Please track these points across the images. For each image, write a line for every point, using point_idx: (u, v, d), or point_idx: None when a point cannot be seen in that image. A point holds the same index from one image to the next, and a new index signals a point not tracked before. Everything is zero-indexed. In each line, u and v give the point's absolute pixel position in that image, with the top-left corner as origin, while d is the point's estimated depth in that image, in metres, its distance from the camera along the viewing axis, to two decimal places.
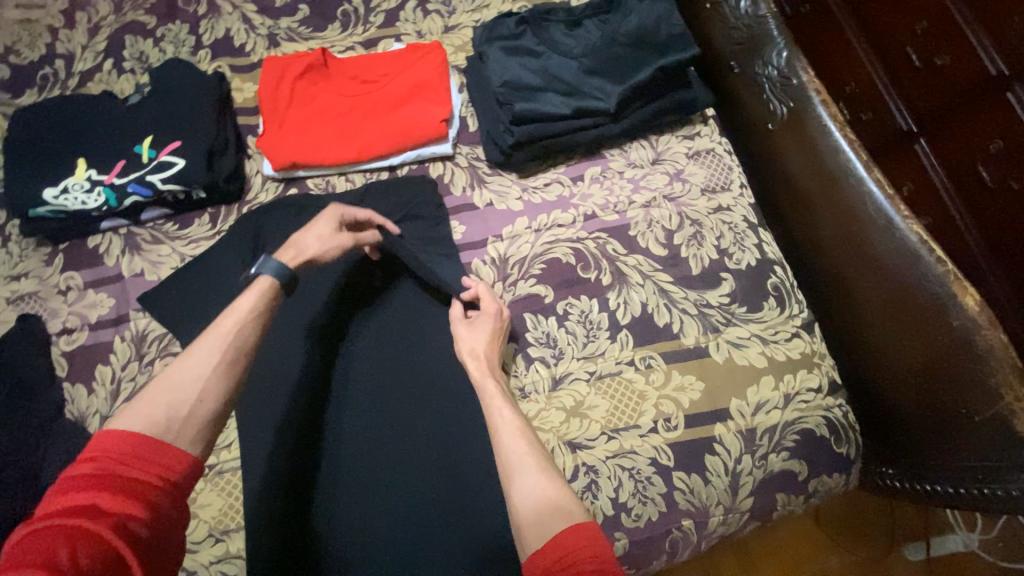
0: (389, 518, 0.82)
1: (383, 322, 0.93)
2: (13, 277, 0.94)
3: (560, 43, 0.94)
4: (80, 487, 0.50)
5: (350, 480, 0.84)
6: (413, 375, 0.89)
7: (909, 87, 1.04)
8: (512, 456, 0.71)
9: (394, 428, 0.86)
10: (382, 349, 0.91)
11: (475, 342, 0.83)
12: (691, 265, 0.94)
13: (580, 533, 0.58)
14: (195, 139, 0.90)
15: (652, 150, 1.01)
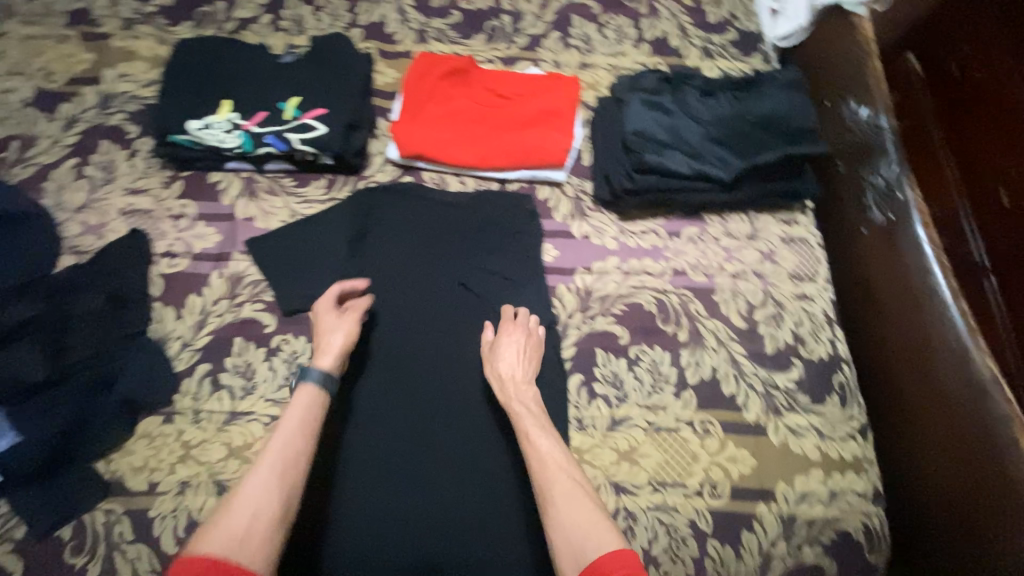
0: (408, 505, 0.83)
1: (428, 311, 0.94)
2: (130, 190, 0.98)
3: (692, 107, 1.00)
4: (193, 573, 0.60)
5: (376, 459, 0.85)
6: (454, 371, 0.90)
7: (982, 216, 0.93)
8: (544, 478, 0.76)
9: (425, 416, 0.87)
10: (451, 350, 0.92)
11: (508, 356, 0.87)
12: (766, 343, 0.97)
13: (618, 560, 0.65)
14: (339, 111, 0.96)
15: (750, 225, 1.05)
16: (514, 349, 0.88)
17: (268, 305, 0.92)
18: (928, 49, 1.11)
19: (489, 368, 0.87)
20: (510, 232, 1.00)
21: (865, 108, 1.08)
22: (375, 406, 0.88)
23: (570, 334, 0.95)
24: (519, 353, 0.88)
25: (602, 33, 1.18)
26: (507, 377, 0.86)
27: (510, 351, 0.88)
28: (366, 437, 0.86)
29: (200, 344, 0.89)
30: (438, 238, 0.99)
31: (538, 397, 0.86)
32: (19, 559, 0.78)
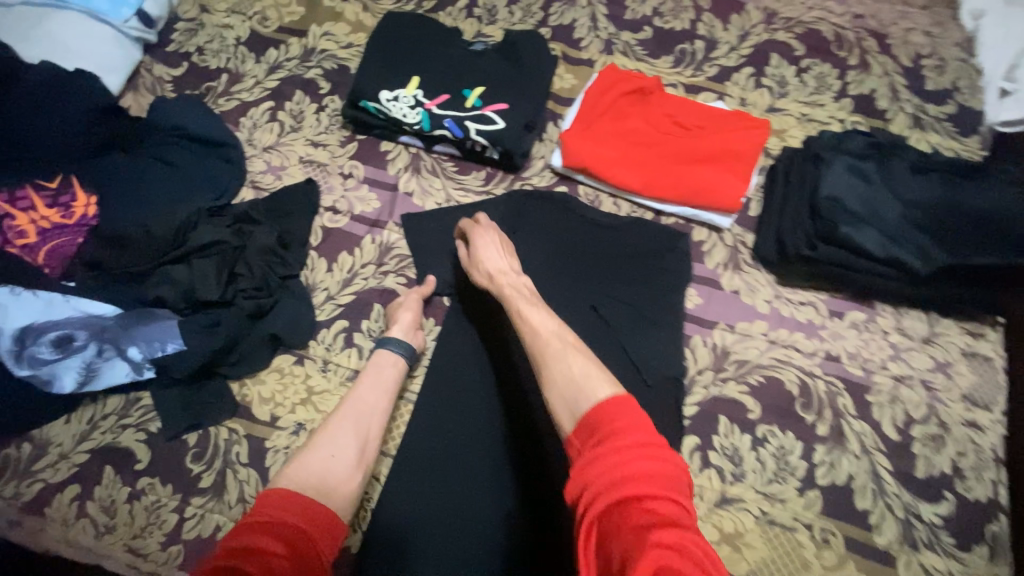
0: (488, 490, 0.82)
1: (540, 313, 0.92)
2: (312, 142, 1.05)
3: (898, 183, 0.88)
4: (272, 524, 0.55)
5: (462, 438, 0.85)
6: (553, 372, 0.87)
7: None
8: (535, 348, 0.68)
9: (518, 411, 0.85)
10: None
11: (487, 250, 0.84)
12: (917, 465, 0.85)
13: (609, 410, 0.55)
14: (519, 109, 0.96)
15: (928, 327, 0.92)
16: (499, 241, 0.86)
17: (408, 280, 0.94)
18: None
19: (478, 268, 0.83)
20: (657, 266, 0.95)
21: None
22: (472, 391, 0.87)
23: (696, 391, 0.89)
24: (498, 242, 0.85)
25: (801, 78, 1.08)
26: (491, 264, 0.82)
27: (489, 242, 0.85)
28: (455, 418, 0.86)
29: (342, 300, 0.93)
30: (582, 254, 0.95)
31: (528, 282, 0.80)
32: (147, 451, 0.86)
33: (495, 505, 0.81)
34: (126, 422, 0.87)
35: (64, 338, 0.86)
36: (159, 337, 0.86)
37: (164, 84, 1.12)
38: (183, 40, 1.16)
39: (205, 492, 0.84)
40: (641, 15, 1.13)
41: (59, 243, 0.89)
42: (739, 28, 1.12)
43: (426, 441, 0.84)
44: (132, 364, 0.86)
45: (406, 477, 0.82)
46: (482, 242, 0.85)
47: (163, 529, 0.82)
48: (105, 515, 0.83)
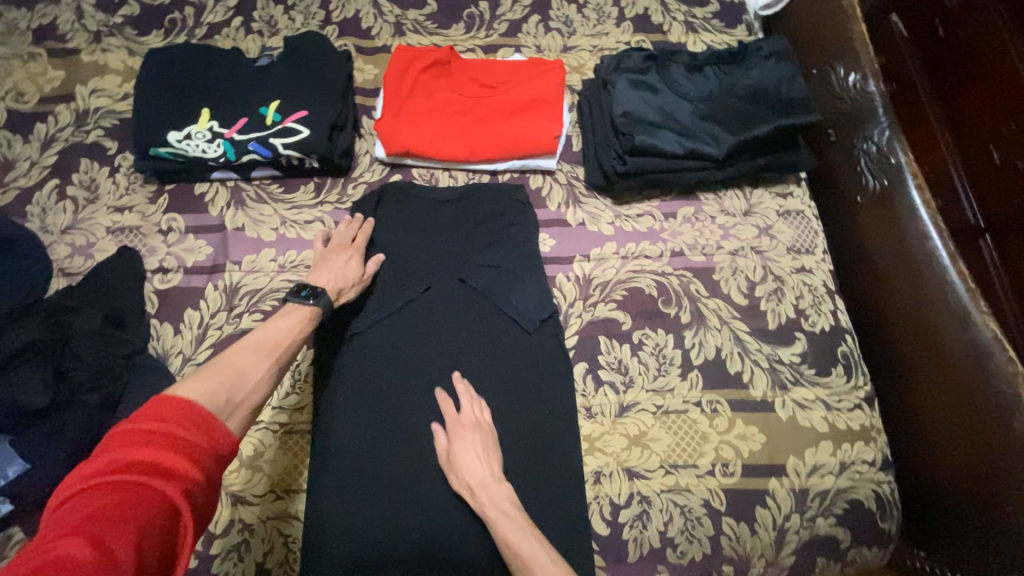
0: (420, 524, 0.81)
1: (428, 306, 0.92)
2: (117, 208, 0.96)
3: (680, 85, 0.98)
4: (132, 445, 0.51)
5: (386, 473, 0.83)
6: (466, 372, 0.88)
7: (984, 180, 0.96)
8: None
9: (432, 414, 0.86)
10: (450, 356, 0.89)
11: (469, 460, 0.80)
12: (768, 319, 0.96)
13: None
14: (321, 111, 0.93)
15: (745, 201, 1.03)
16: (478, 445, 0.81)
17: (266, 315, 0.91)
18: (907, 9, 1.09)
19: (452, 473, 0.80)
20: (506, 224, 0.98)
21: (854, 74, 1.07)
22: (388, 418, 0.85)
23: (573, 324, 0.95)
24: (479, 457, 0.80)
25: (583, 14, 1.15)
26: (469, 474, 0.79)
27: (467, 454, 0.80)
28: (378, 454, 0.83)
29: (202, 358, 0.88)
30: (437, 235, 0.96)
31: (512, 493, 0.79)
32: None
33: (434, 493, 0.82)
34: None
35: None
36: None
37: None
38: None
39: None
40: None
41: None
42: None
43: (349, 486, 0.82)
44: None
45: (336, 515, 0.80)
46: (456, 452, 0.80)
47: None
48: None
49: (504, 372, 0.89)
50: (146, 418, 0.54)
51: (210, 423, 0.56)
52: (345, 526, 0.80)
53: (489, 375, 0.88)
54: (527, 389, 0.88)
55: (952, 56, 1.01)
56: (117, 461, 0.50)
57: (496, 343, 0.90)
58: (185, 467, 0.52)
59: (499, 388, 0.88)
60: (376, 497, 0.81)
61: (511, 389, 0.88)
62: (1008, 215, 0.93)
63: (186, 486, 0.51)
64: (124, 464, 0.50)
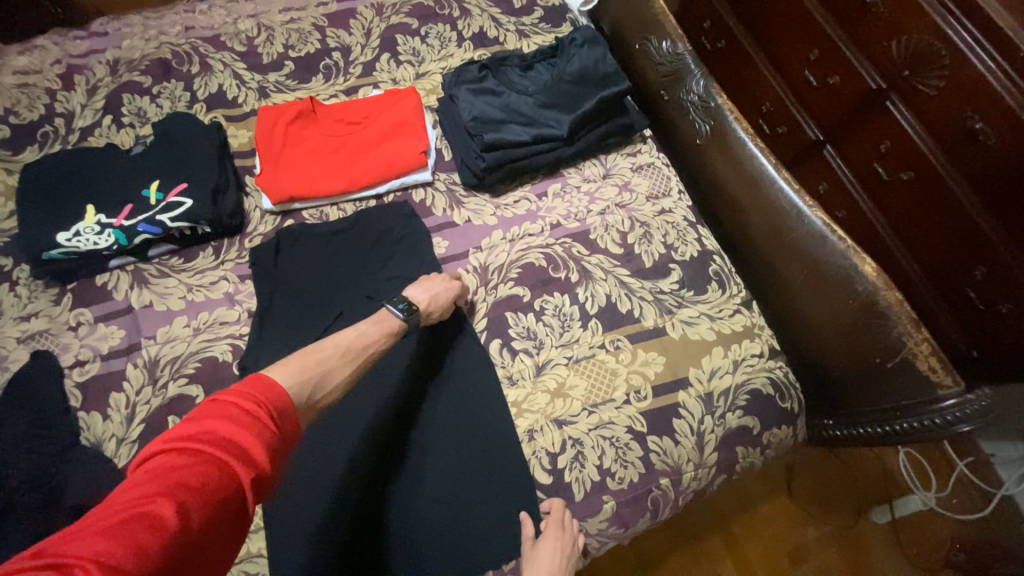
0: (397, 521, 0.88)
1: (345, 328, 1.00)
2: (22, 318, 0.99)
3: (516, 83, 1.13)
4: (216, 415, 0.58)
5: (347, 489, 0.88)
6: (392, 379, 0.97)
7: (813, 105, 1.24)
8: None
9: (371, 421, 0.93)
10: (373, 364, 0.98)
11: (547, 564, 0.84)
12: (644, 259, 1.10)
13: None
14: (201, 181, 1.01)
15: (602, 167, 1.18)
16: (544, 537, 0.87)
17: (191, 377, 0.96)
18: None
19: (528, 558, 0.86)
20: (397, 238, 1.08)
21: (665, 42, 1.26)
22: (329, 442, 0.92)
23: (481, 309, 1.05)
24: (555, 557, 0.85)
25: (427, 43, 1.29)
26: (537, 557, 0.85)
27: (546, 551, 0.85)
28: (330, 476, 0.89)
29: (136, 434, 0.92)
30: (338, 264, 1.05)
31: None
32: None
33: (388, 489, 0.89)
34: None
35: None
36: None
37: None
38: None
39: None
40: (275, 54, 1.24)
41: None
42: (361, 28, 1.29)
43: (314, 513, 0.87)
44: None
45: (296, 536, 0.85)
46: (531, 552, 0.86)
47: None
48: None
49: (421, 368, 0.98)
50: (240, 395, 0.61)
51: (277, 410, 0.62)
52: (323, 550, 0.84)
53: (414, 372, 0.98)
54: (447, 376, 0.98)
55: (756, 16, 1.31)
56: (208, 431, 0.56)
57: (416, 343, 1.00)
58: (253, 448, 0.57)
59: (422, 383, 0.97)
60: (335, 507, 0.87)
61: (439, 380, 0.98)
62: (834, 124, 1.20)
63: (255, 469, 0.56)
64: (211, 434, 0.56)
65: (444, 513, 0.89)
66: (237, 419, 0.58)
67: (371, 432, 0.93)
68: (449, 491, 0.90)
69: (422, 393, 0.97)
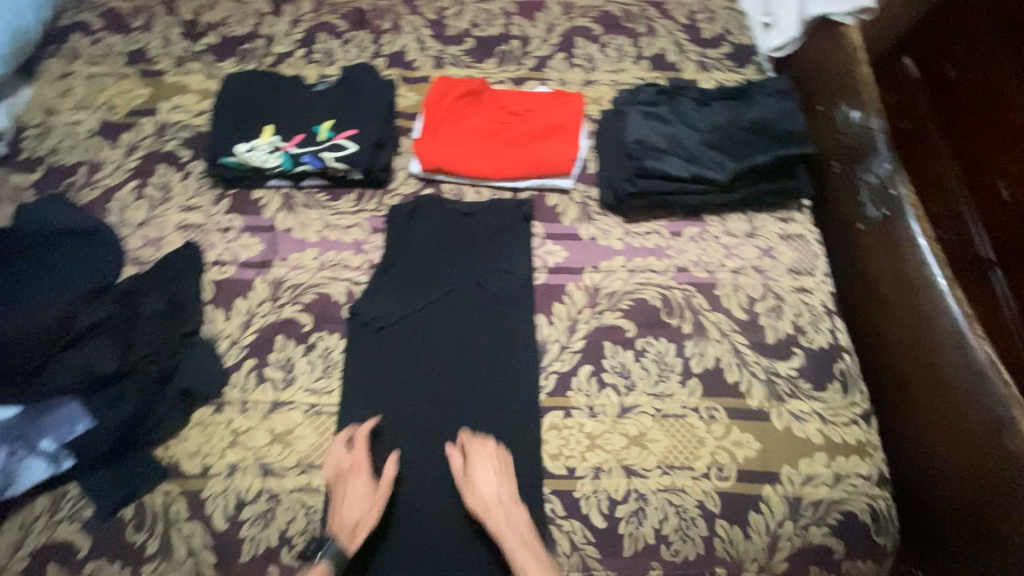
0: (439, 506, 0.90)
1: (451, 309, 1.02)
2: (185, 207, 1.09)
3: (689, 117, 1.09)
4: None
5: (407, 463, 0.92)
6: (474, 370, 0.98)
7: (999, 216, 1.03)
8: None
9: (446, 400, 0.96)
10: (467, 348, 1.00)
11: (485, 481, 0.88)
12: (767, 334, 1.02)
13: None
14: (368, 131, 1.08)
15: (749, 223, 1.11)
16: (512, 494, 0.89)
17: (305, 306, 1.02)
18: (922, 54, 1.23)
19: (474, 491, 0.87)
20: (516, 234, 1.09)
21: (857, 111, 1.14)
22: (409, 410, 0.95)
23: (582, 330, 1.02)
24: (496, 476, 0.89)
25: (604, 52, 1.27)
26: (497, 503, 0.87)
27: (484, 474, 0.88)
28: (397, 444, 0.92)
29: (247, 341, 0.99)
30: (459, 242, 1.08)
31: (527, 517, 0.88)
32: (86, 537, 0.85)
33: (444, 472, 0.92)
34: (60, 516, 0.86)
35: None
36: (67, 420, 0.89)
37: (24, 190, 1.12)
38: (36, 145, 1.17)
39: (153, 558, 0.85)
40: (460, 29, 1.28)
41: None
42: (545, 23, 1.30)
43: (379, 474, 0.91)
44: (48, 456, 0.86)
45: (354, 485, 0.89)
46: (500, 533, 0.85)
47: None
48: None
49: (504, 372, 0.98)
50: None
51: None
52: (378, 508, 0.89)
53: (498, 373, 0.98)
54: (533, 387, 0.97)
55: (966, 94, 1.13)
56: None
57: (507, 342, 1.00)
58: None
59: (505, 384, 0.97)
60: (399, 471, 0.91)
61: (522, 386, 0.97)
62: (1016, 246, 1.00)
63: None
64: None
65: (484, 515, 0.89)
66: None
67: (445, 417, 0.95)
68: None
69: (502, 393, 0.97)
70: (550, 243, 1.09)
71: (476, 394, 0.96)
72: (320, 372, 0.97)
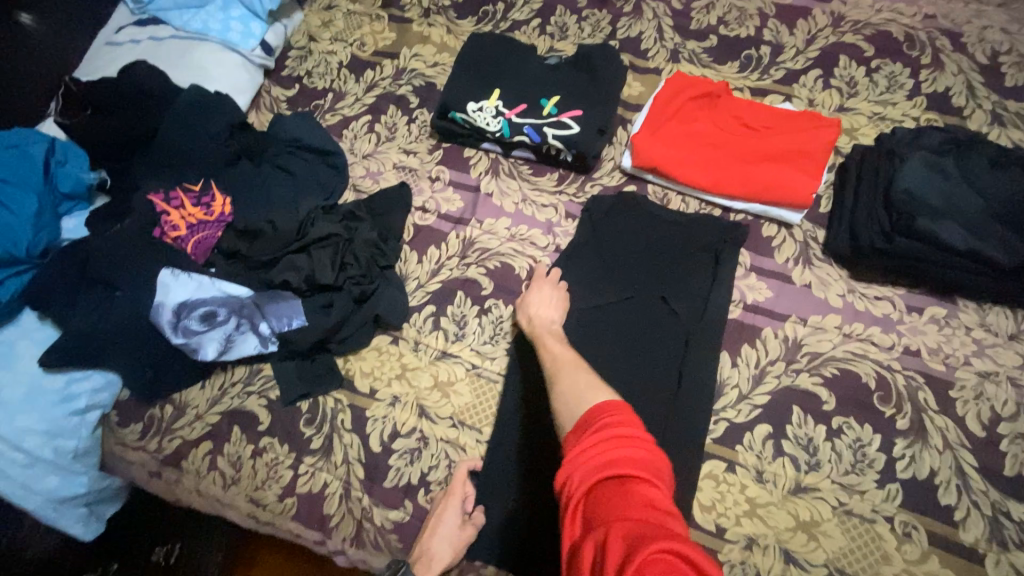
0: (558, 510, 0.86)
1: (627, 315, 0.97)
2: (404, 149, 1.17)
3: (982, 177, 0.89)
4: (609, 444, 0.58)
5: (543, 459, 0.88)
6: (640, 390, 0.91)
7: None
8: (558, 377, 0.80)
9: None
10: (635, 360, 0.94)
11: (538, 300, 0.95)
12: (1009, 464, 0.83)
13: None
14: (593, 116, 1.05)
15: (1016, 323, 0.90)
16: (589, 378, 0.75)
17: (489, 271, 1.04)
18: None
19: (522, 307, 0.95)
20: (716, 257, 0.98)
21: None
22: None
23: (768, 383, 0.91)
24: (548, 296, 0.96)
25: (872, 78, 1.09)
26: (557, 352, 0.86)
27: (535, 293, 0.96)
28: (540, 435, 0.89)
29: (431, 288, 1.03)
30: (652, 249, 1.01)
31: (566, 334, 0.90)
32: (268, 414, 0.97)
33: None
34: (251, 389, 0.99)
35: (211, 314, 0.97)
36: (286, 312, 0.97)
37: (280, 103, 1.29)
38: (295, 65, 1.33)
39: (315, 453, 0.94)
40: (706, 25, 1.18)
41: (202, 236, 1.04)
42: (806, 33, 1.15)
43: (517, 461, 0.89)
44: (260, 336, 0.97)
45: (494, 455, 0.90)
46: (558, 397, 0.75)
47: (280, 483, 0.93)
48: (232, 468, 0.94)
49: (669, 402, 0.90)
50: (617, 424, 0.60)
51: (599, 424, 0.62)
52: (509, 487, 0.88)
53: (662, 397, 0.91)
54: (700, 427, 0.88)
55: None
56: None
57: (679, 369, 0.92)
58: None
59: (669, 414, 0.90)
60: (533, 464, 0.88)
61: (686, 421, 0.89)
62: None
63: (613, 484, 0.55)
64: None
65: None
66: (616, 438, 0.59)
67: None
68: None
69: (662, 421, 0.90)
70: (754, 278, 0.98)
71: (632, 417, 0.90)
72: (487, 338, 0.99)
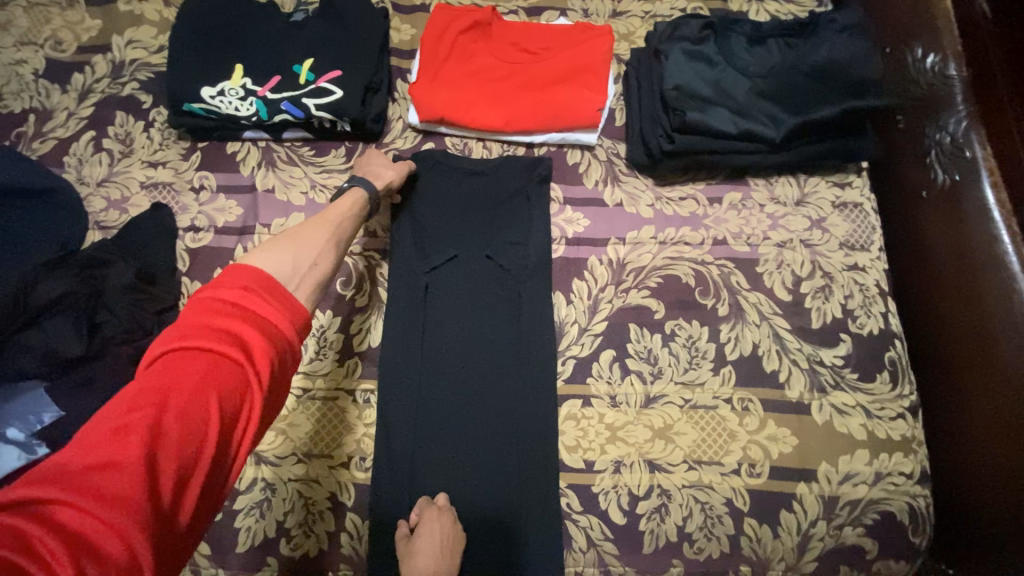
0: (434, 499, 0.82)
1: (455, 285, 0.91)
2: (150, 163, 0.95)
3: (739, 57, 0.91)
4: None
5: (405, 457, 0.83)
6: (487, 353, 0.88)
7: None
8: None
9: (456, 389, 0.87)
10: (474, 328, 0.89)
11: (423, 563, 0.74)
12: (812, 317, 0.92)
13: None
14: (356, 72, 0.91)
15: (798, 189, 0.97)
16: None
17: None
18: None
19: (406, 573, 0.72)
20: (527, 201, 0.94)
21: (932, 55, 0.87)
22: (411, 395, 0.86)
23: (603, 310, 0.91)
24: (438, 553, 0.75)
25: None
26: None
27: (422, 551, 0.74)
28: (398, 433, 0.84)
29: None
30: (463, 208, 0.94)
31: None
32: None
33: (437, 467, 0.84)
34: None
35: None
36: (37, 406, 0.79)
37: None
38: None
39: None
40: None
41: None
42: None
43: (378, 470, 0.83)
44: (20, 445, 0.77)
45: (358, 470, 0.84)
46: None
47: None
48: None
49: (516, 358, 0.88)
50: None
51: None
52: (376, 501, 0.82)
53: (508, 356, 0.88)
54: (549, 372, 0.87)
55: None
56: (194, 315, 0.49)
57: (518, 323, 0.89)
58: (264, 341, 0.50)
59: (518, 371, 0.87)
60: (394, 467, 0.82)
61: (535, 374, 0.87)
62: None
63: None
64: (197, 329, 0.49)
65: (485, 508, 0.82)
66: None
67: (446, 405, 0.86)
68: (504, 489, 0.83)
69: (514, 379, 0.87)
70: (569, 210, 0.95)
71: (484, 384, 0.87)
72: (312, 354, 0.88)
